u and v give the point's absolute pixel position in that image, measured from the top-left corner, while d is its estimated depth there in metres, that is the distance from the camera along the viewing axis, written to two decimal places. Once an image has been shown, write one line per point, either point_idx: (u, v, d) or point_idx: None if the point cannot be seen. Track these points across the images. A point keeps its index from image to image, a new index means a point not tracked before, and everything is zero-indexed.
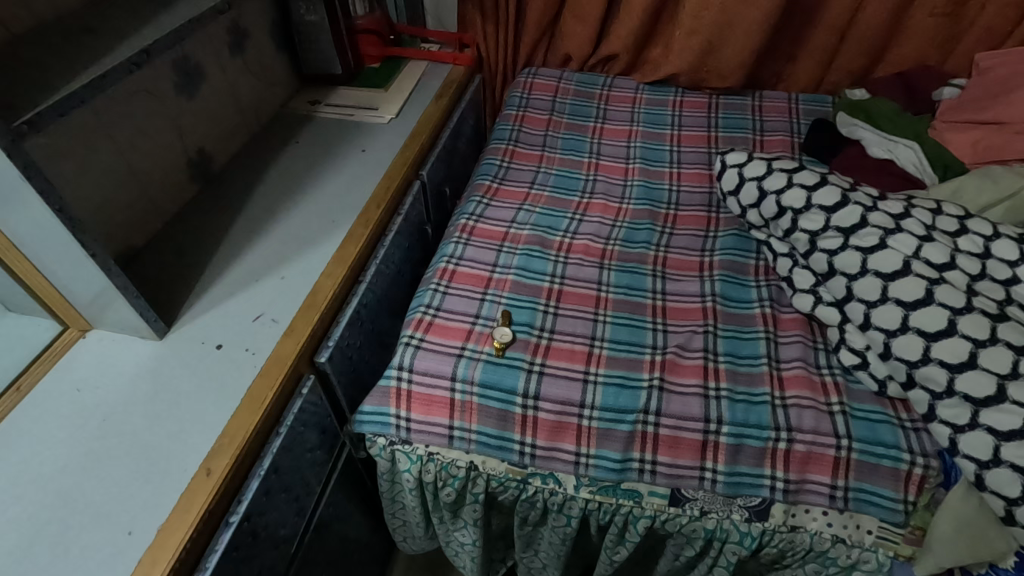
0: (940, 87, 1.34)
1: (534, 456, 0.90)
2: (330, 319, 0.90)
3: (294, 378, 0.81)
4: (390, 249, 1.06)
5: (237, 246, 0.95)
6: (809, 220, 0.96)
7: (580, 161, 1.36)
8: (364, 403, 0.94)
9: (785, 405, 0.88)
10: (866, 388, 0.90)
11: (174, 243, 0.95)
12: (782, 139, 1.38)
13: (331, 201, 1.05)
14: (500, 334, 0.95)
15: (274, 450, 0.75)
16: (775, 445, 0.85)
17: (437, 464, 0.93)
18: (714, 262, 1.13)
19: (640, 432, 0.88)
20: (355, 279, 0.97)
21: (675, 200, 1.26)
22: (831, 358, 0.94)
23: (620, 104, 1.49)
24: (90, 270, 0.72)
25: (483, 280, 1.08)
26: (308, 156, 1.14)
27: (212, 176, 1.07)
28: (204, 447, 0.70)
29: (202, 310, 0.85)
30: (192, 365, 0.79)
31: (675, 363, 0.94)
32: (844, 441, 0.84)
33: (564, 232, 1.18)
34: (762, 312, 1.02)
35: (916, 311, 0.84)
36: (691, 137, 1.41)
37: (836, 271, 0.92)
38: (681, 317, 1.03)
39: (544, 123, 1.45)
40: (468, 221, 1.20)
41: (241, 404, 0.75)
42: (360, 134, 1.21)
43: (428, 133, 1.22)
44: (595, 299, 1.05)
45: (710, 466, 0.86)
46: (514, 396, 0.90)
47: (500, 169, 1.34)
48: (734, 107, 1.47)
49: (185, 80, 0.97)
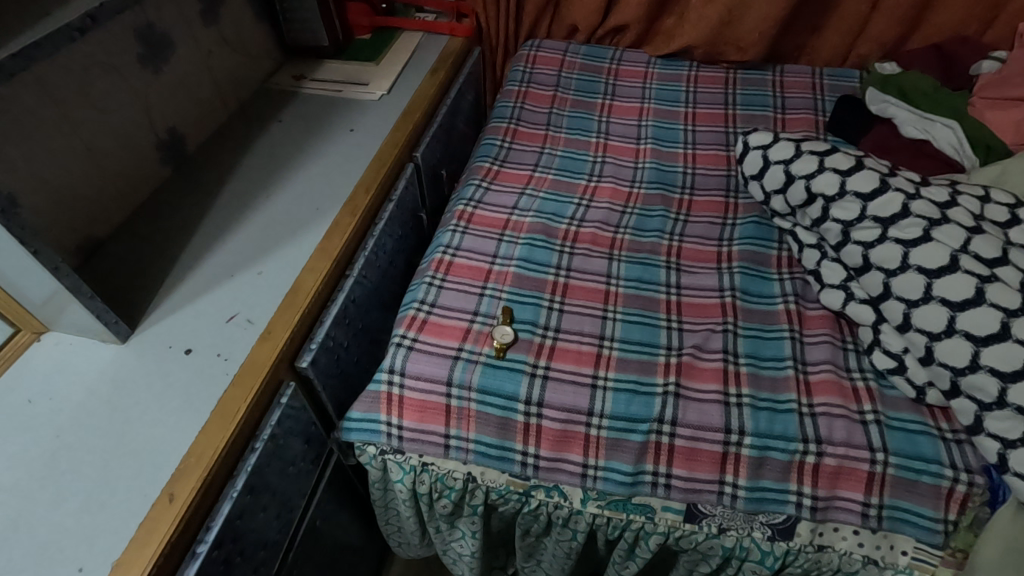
0: (979, 60, 1.23)
1: (537, 468, 0.83)
2: (313, 318, 0.82)
3: (272, 387, 0.73)
4: (381, 239, 0.98)
5: (212, 238, 0.86)
6: (843, 208, 0.87)
7: (587, 141, 1.26)
8: (352, 409, 0.86)
9: (813, 414, 0.80)
10: (903, 395, 0.82)
11: (142, 234, 0.86)
12: (805, 118, 1.28)
13: (317, 186, 0.96)
14: (501, 334, 0.87)
15: (249, 469, 0.67)
16: (802, 459, 0.77)
17: (432, 475, 0.86)
18: (733, 252, 1.04)
19: (654, 442, 0.80)
20: (342, 273, 0.89)
21: (690, 185, 1.17)
22: (862, 360, 0.86)
23: (630, 79, 1.39)
24: (35, 268, 0.63)
25: (483, 272, 0.99)
26: (291, 137, 1.05)
27: (186, 158, 0.98)
28: (168, 469, 0.63)
29: (171, 311, 0.77)
30: (157, 373, 0.71)
31: (691, 366, 0.86)
32: (879, 455, 0.76)
33: (570, 220, 1.09)
34: (786, 308, 0.94)
35: (965, 311, 0.75)
36: (707, 115, 1.31)
37: (872, 266, 0.84)
38: (697, 314, 0.94)
39: (549, 99, 1.34)
40: (466, 208, 1.11)
41: (211, 418, 0.67)
42: (349, 112, 1.11)
43: (423, 111, 1.12)
44: (604, 294, 0.97)
45: (730, 481, 0.79)
46: (516, 403, 0.82)
47: (500, 150, 1.24)
48: (753, 82, 1.36)
49: (149, 51, 0.87)
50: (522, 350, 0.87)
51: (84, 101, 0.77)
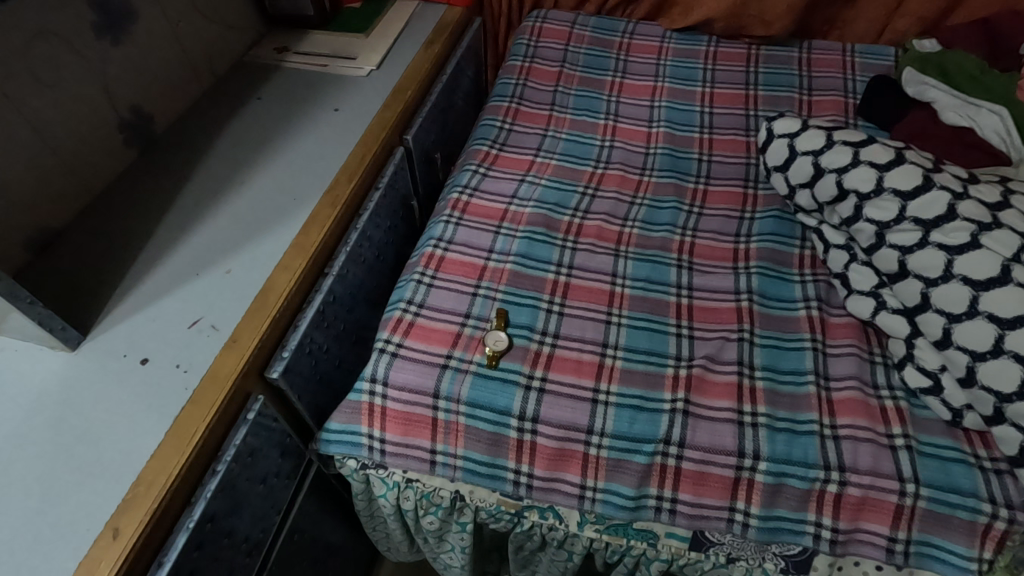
0: None
1: (531, 487, 0.76)
2: (287, 322, 0.74)
3: (237, 401, 0.66)
4: (367, 232, 0.89)
5: (178, 230, 0.79)
6: (879, 207, 0.77)
7: (595, 123, 1.16)
8: (331, 419, 0.79)
9: (836, 437, 0.73)
10: (936, 417, 0.74)
11: (101, 226, 0.79)
12: (833, 100, 1.17)
13: (296, 173, 0.87)
14: (494, 340, 0.80)
15: (209, 496, 0.61)
16: (822, 488, 0.70)
17: (417, 491, 0.80)
18: (751, 250, 0.95)
19: (659, 464, 0.73)
20: (321, 270, 0.81)
21: (705, 174, 1.07)
22: (891, 376, 0.78)
23: (643, 55, 1.28)
24: None
25: (477, 269, 0.91)
26: (270, 117, 0.96)
27: (155, 140, 0.90)
28: (114, 499, 0.56)
29: (128, 314, 0.69)
30: (109, 386, 0.64)
31: (702, 379, 0.78)
32: (909, 486, 0.69)
33: (574, 211, 1.01)
34: (808, 315, 0.86)
35: (1016, 330, 0.67)
36: (726, 96, 1.20)
37: (909, 273, 0.75)
38: (710, 319, 0.86)
39: (554, 76, 1.24)
40: (461, 196, 1.02)
41: (165, 440, 0.60)
42: (334, 89, 1.02)
43: (415, 88, 1.03)
44: (608, 296, 0.89)
45: (741, 508, 0.72)
46: (509, 418, 0.75)
47: (500, 132, 1.14)
48: (778, 59, 1.25)
49: (105, 20, 0.78)
50: (517, 359, 0.79)
51: (28, 77, 0.69)
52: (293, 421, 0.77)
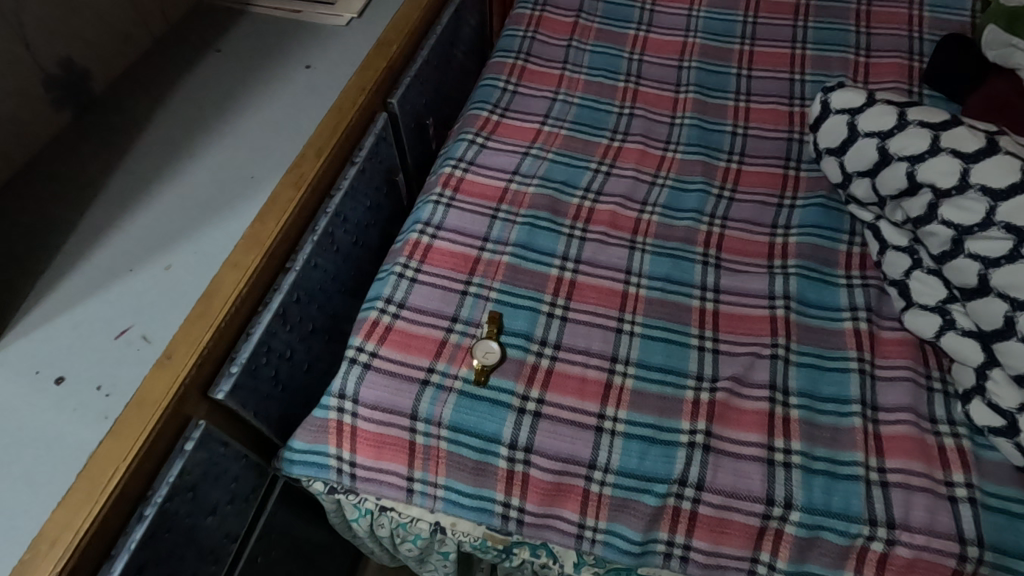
0: None
1: (521, 523, 0.66)
2: (237, 330, 0.63)
3: (171, 431, 0.56)
4: (340, 216, 0.77)
5: (113, 214, 0.66)
6: (959, 208, 0.63)
7: (613, 85, 1.00)
8: (295, 436, 0.69)
9: (884, 484, 0.61)
10: (1005, 461, 0.62)
11: (23, 205, 0.66)
12: (895, 63, 0.99)
13: (256, 144, 0.74)
14: (483, 352, 0.68)
15: (132, 548, 0.51)
16: (865, 545, 0.59)
17: (392, 520, 0.70)
18: (789, 245, 0.81)
19: (672, 507, 0.62)
20: (282, 265, 0.69)
21: (739, 150, 0.92)
22: (952, 407, 0.66)
23: (673, 3, 1.10)
24: None
25: (468, 261, 0.78)
26: (231, 74, 0.81)
27: (93, 98, 0.76)
28: (10, 558, 0.46)
29: (45, 319, 0.58)
30: (16, 409, 0.53)
31: (727, 406, 0.66)
32: (971, 549, 0.58)
33: (584, 192, 0.87)
34: (854, 328, 0.73)
35: None
36: (768, 55, 1.03)
37: (991, 291, 0.61)
38: (739, 330, 0.74)
39: (568, 28, 1.07)
40: (454, 171, 0.88)
41: (76, 484, 0.50)
42: (308, 40, 0.86)
43: (403, 41, 0.87)
44: (620, 297, 0.76)
45: (765, 560, 0.62)
46: (498, 446, 0.64)
47: (503, 93, 0.99)
48: (831, 12, 1.07)
49: None
50: (509, 377, 0.67)
51: None
52: (248, 441, 0.67)
